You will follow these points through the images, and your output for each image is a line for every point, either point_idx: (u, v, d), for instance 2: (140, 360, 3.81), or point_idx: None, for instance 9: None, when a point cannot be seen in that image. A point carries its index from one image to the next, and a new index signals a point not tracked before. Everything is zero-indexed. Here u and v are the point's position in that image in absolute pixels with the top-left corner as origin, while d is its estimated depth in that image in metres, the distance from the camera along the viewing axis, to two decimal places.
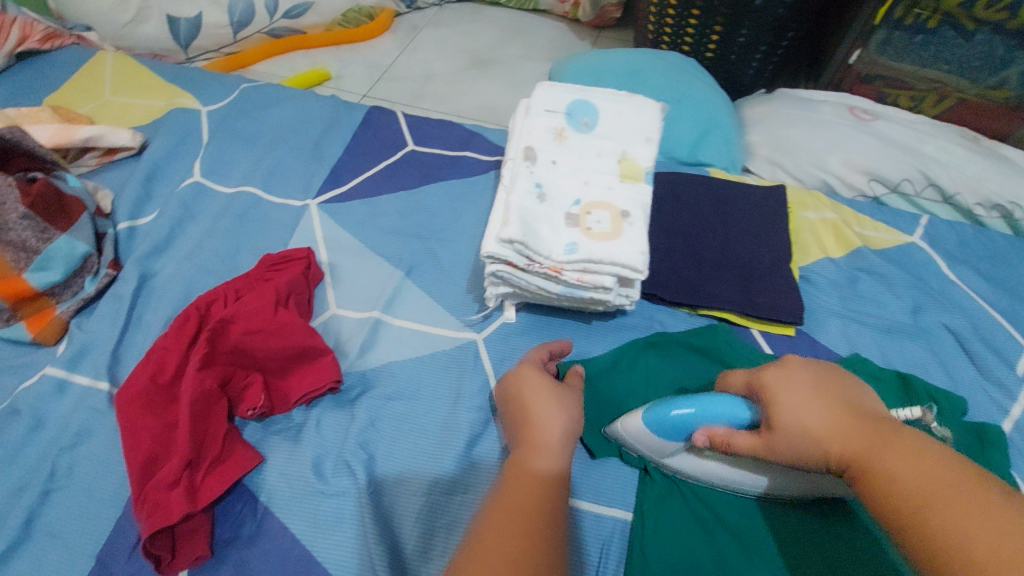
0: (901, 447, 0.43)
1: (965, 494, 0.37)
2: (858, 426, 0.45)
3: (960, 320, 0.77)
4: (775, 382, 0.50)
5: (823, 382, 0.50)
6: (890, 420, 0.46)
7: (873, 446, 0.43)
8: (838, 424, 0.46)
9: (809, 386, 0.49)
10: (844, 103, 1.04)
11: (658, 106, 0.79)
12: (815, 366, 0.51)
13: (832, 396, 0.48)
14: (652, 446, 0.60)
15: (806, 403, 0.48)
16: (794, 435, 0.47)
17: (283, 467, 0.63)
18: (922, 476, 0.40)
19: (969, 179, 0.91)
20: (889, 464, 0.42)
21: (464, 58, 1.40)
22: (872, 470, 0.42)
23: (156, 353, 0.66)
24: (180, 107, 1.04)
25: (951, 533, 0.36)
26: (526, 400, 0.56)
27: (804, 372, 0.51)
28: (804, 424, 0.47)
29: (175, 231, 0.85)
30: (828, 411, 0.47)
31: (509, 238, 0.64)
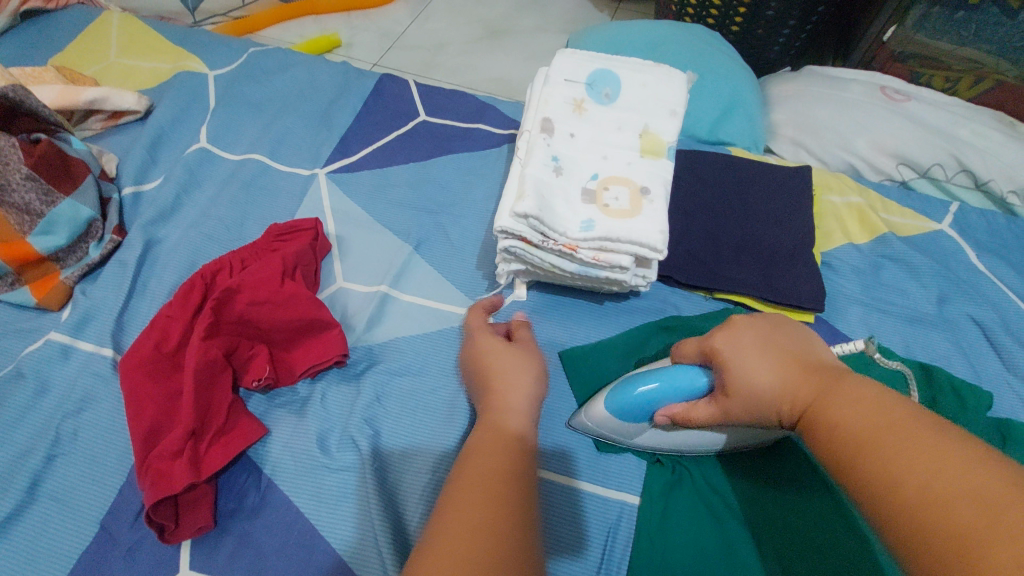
0: (850, 394, 0.40)
1: (904, 431, 0.36)
2: (810, 375, 0.44)
3: (987, 312, 0.74)
4: (723, 340, 0.49)
5: (775, 334, 0.48)
6: (833, 367, 0.45)
7: (820, 388, 0.42)
8: (786, 375, 0.45)
9: (759, 338, 0.48)
10: (876, 82, 0.99)
11: (684, 78, 0.75)
12: (755, 321, 0.50)
13: (777, 344, 0.47)
14: (616, 429, 0.59)
15: (749, 360, 0.47)
16: (748, 398, 0.46)
17: (287, 440, 0.62)
18: (864, 417, 0.38)
19: (1005, 165, 0.87)
20: (834, 412, 0.40)
21: (478, 28, 1.35)
22: (820, 415, 0.41)
23: (160, 321, 0.65)
24: (186, 71, 1.01)
25: (891, 476, 0.34)
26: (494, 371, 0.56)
27: (753, 327, 0.49)
28: (749, 386, 0.46)
29: (180, 198, 0.83)
30: (781, 362, 0.46)
31: (523, 212, 0.61)
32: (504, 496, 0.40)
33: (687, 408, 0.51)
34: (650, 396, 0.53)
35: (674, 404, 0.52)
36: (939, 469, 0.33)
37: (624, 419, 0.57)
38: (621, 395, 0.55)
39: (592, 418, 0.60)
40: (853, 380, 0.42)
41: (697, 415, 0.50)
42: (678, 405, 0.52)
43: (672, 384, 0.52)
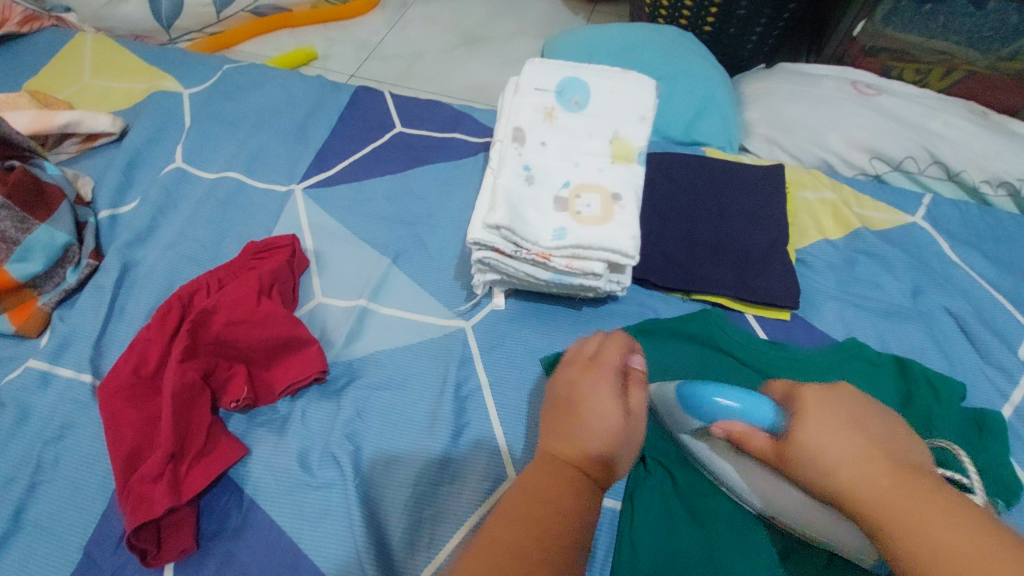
0: (949, 515, 0.37)
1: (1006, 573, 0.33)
2: (899, 478, 0.39)
3: (961, 303, 0.75)
4: (811, 401, 0.45)
5: (862, 414, 0.44)
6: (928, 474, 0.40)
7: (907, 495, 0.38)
8: (869, 466, 0.40)
9: (844, 415, 0.43)
10: (847, 77, 1.00)
11: (653, 83, 0.76)
12: (854, 396, 0.45)
13: (867, 429, 0.43)
14: (673, 414, 0.56)
15: (833, 436, 0.42)
16: (818, 470, 0.42)
17: (268, 459, 0.63)
18: (964, 549, 0.35)
19: (976, 156, 0.88)
20: (921, 532, 0.37)
21: (455, 36, 1.35)
22: (899, 524, 0.38)
23: (139, 345, 0.65)
24: (161, 91, 1.01)
25: None
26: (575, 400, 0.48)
27: (845, 400, 0.45)
28: (822, 460, 0.42)
29: (157, 220, 0.83)
30: (861, 448, 0.41)
31: (495, 223, 0.62)
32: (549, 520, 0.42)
33: (746, 427, 0.47)
34: (721, 408, 0.49)
35: (735, 421, 0.48)
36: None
37: (685, 411, 0.53)
38: (693, 391, 0.51)
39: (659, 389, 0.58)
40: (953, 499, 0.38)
41: (754, 442, 0.46)
42: (739, 424, 0.47)
43: (744, 402, 0.47)
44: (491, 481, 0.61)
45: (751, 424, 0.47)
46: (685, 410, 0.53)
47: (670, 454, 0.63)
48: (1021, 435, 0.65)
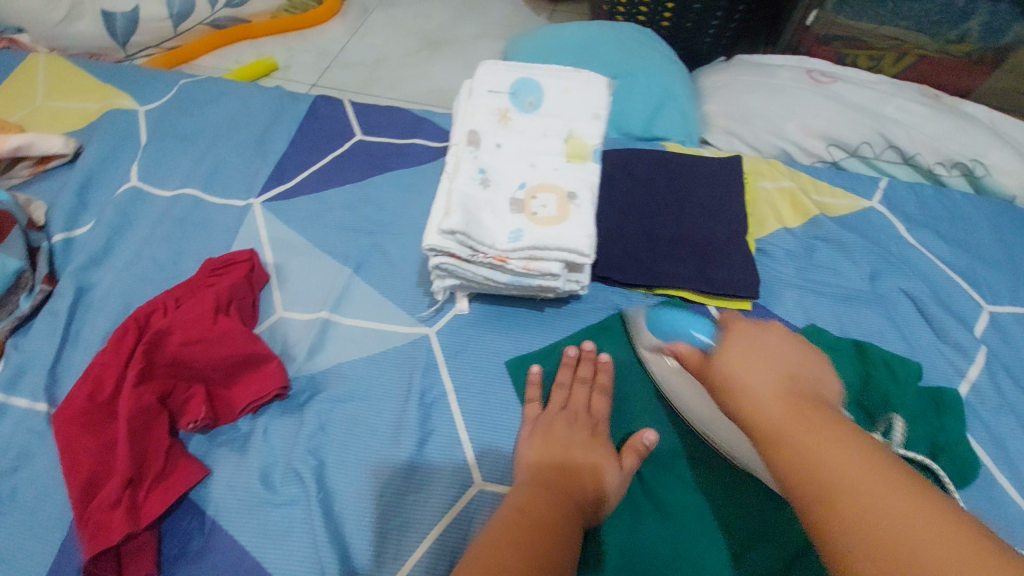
0: (837, 432, 0.39)
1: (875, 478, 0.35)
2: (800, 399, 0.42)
3: (918, 284, 0.76)
4: (740, 334, 0.49)
5: (784, 351, 0.47)
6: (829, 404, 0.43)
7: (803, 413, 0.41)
8: (778, 387, 0.43)
9: (766, 349, 0.47)
10: (803, 66, 1.01)
11: (605, 81, 0.76)
12: (784, 335, 0.49)
13: (784, 362, 0.46)
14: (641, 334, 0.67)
15: (751, 360, 0.46)
16: (730, 387, 0.46)
17: (230, 479, 0.62)
18: (841, 458, 0.37)
19: (928, 139, 0.90)
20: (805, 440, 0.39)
21: (417, 41, 1.35)
22: (789, 439, 0.40)
23: (94, 370, 0.64)
24: (115, 109, 0.99)
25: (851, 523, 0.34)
26: (561, 429, 0.61)
27: (774, 338, 0.48)
28: (734, 378, 0.45)
29: (113, 241, 0.81)
30: (773, 374, 0.44)
31: (450, 229, 0.61)
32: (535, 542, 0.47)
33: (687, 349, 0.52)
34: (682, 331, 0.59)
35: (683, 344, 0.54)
36: (917, 537, 0.32)
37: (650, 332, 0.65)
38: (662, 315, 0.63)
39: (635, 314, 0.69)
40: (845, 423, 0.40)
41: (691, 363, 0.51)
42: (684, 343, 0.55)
43: (691, 324, 0.59)
44: (457, 488, 0.61)
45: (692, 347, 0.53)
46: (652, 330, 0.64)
47: None
48: (977, 411, 0.66)
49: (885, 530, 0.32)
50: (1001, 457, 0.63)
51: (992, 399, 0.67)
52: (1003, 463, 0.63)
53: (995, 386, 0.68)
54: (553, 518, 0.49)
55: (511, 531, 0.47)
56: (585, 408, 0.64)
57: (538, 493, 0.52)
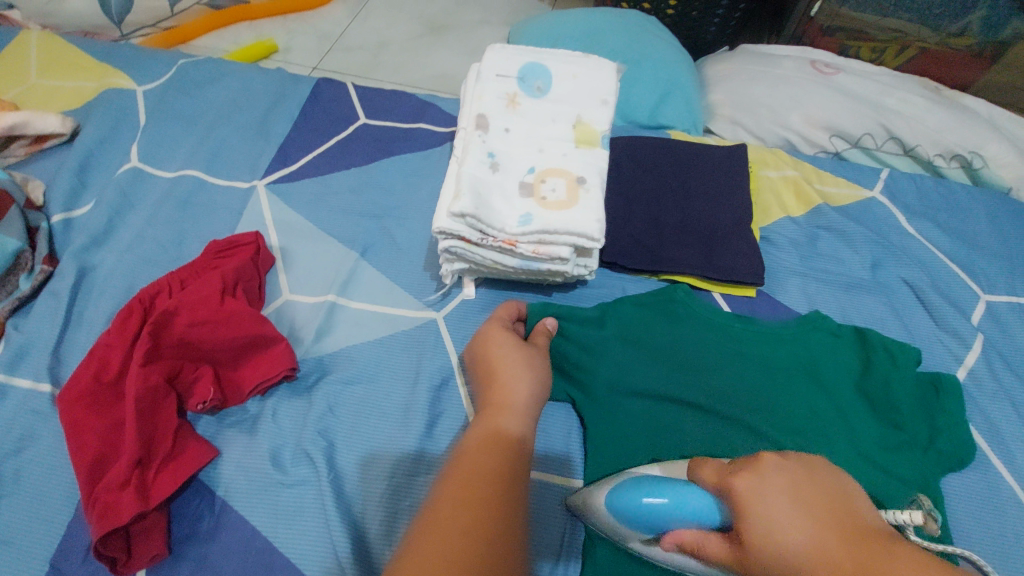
0: (885, 561, 0.34)
1: (890, 564, 0.33)
2: (861, 543, 0.35)
3: (918, 274, 0.78)
4: (744, 485, 0.40)
5: (809, 494, 0.38)
6: (885, 539, 0.36)
7: (861, 563, 0.34)
8: (818, 532, 0.36)
9: (805, 501, 0.38)
10: (806, 57, 1.02)
11: (614, 66, 0.76)
12: (791, 485, 0.39)
13: (818, 501, 0.38)
14: (613, 528, 0.53)
15: (782, 512, 0.37)
16: (773, 556, 0.37)
17: (239, 460, 0.62)
18: (825, 549, 0.35)
19: (929, 131, 0.91)
20: (761, 525, 0.38)
21: (419, 25, 1.34)
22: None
23: (99, 351, 0.64)
24: (114, 88, 0.97)
25: (776, 541, 0.37)
26: (496, 362, 0.57)
27: (783, 484, 0.39)
28: (780, 546, 0.36)
29: (114, 222, 0.80)
30: (815, 522, 0.37)
31: (460, 211, 0.62)
32: (487, 485, 0.43)
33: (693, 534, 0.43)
34: (652, 510, 0.46)
35: (680, 527, 0.44)
36: (811, 550, 0.35)
37: (620, 523, 0.51)
38: (625, 503, 0.49)
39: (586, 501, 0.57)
40: (891, 546, 0.35)
41: (709, 552, 0.41)
42: (686, 529, 0.43)
43: (687, 498, 0.44)
44: None
45: (703, 532, 0.42)
46: (617, 519, 0.52)
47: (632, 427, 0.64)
48: (973, 397, 0.68)
49: (825, 572, 0.35)
50: (997, 442, 0.66)
51: (988, 386, 0.69)
52: (997, 447, 0.65)
53: (992, 372, 0.70)
54: (518, 456, 0.47)
55: (468, 481, 0.43)
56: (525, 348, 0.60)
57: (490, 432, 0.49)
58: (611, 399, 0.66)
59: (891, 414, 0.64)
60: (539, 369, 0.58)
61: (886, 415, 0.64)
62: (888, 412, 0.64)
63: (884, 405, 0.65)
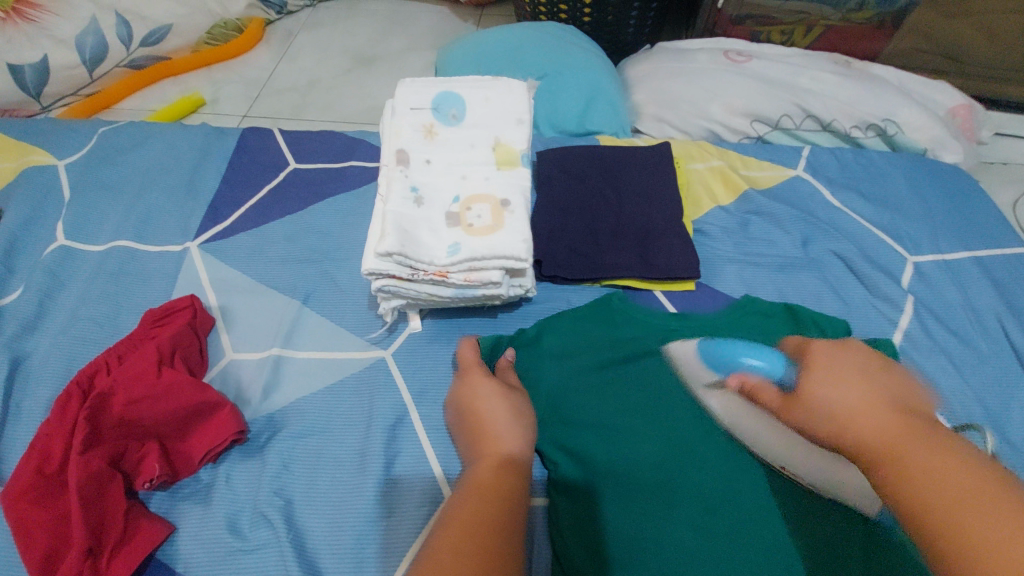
0: (945, 452, 0.35)
1: (942, 458, 0.34)
2: (896, 413, 0.37)
3: (846, 245, 0.80)
4: (819, 349, 0.43)
5: (870, 372, 0.40)
6: (932, 421, 0.38)
7: (914, 447, 0.35)
8: (869, 399, 0.38)
9: (852, 372, 0.40)
10: (719, 48, 1.05)
11: (525, 85, 0.77)
12: (865, 357, 0.42)
13: (881, 386, 0.39)
14: (692, 365, 0.56)
15: (837, 380, 0.40)
16: (821, 417, 0.39)
17: (197, 532, 0.61)
18: (861, 408, 0.38)
19: (842, 105, 0.95)
20: (819, 386, 0.40)
21: (346, 59, 1.34)
22: (854, 429, 0.38)
23: (39, 443, 0.61)
24: (33, 166, 0.95)
25: (821, 398, 0.39)
26: (478, 412, 0.59)
27: (848, 360, 0.41)
28: (828, 407, 0.39)
29: (46, 305, 0.78)
30: (863, 387, 0.39)
31: (387, 251, 0.62)
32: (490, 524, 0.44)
33: (758, 381, 0.45)
34: (742, 364, 0.47)
35: (751, 374, 0.46)
36: (843, 416, 0.38)
37: (704, 363, 0.54)
38: (719, 349, 0.53)
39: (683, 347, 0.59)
40: (928, 427, 0.37)
41: (765, 397, 0.44)
42: (753, 375, 0.46)
43: (765, 354, 0.47)
44: (429, 505, 0.61)
45: (769, 383, 0.44)
46: (705, 363, 0.54)
47: (584, 440, 0.62)
48: (911, 357, 0.71)
49: (867, 434, 0.37)
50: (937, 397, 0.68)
51: (923, 344, 0.72)
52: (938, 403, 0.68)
53: (924, 331, 0.73)
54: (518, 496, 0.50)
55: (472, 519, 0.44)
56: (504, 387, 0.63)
57: (494, 469, 0.52)
58: (559, 416, 0.65)
59: None
60: (522, 412, 0.60)
61: None
62: None
63: None
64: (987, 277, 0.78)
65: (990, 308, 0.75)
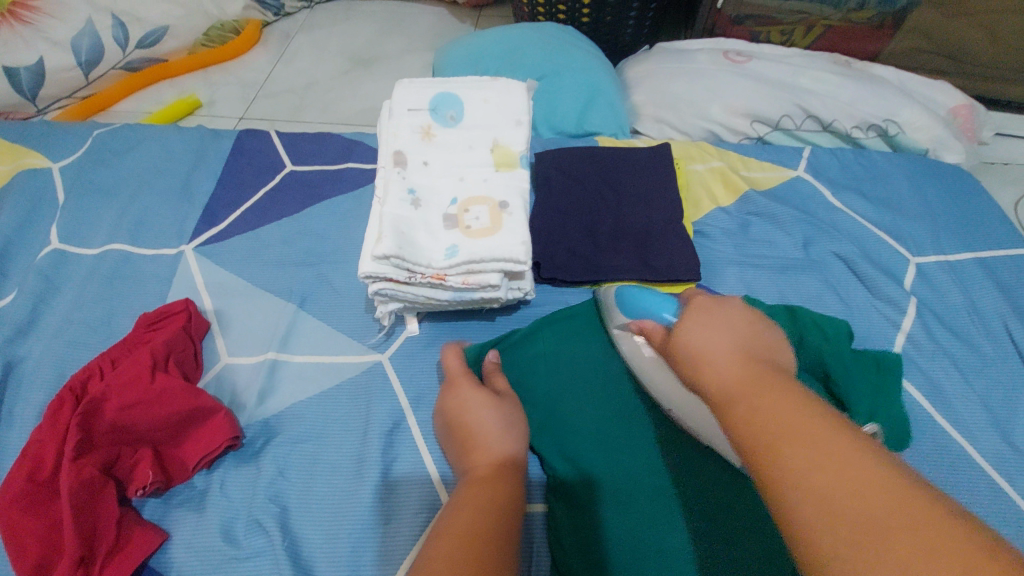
0: (773, 389, 0.39)
1: (768, 388, 0.39)
2: (746, 360, 0.42)
3: (848, 246, 0.80)
4: (703, 306, 0.50)
5: (741, 323, 0.47)
6: (780, 369, 0.43)
7: (743, 377, 0.41)
8: (727, 351, 0.43)
9: (722, 321, 0.47)
10: (718, 48, 1.04)
11: (524, 86, 0.77)
12: (743, 311, 0.49)
13: (741, 333, 0.45)
14: (609, 313, 0.65)
15: (707, 325, 0.46)
16: (686, 349, 0.46)
17: (191, 540, 0.60)
18: (717, 351, 0.44)
19: (843, 105, 0.94)
20: (693, 331, 0.47)
21: (344, 60, 1.33)
22: (708, 370, 0.43)
23: (31, 451, 0.60)
24: (27, 169, 0.94)
25: (689, 340, 0.46)
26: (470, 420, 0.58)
27: (725, 313, 0.48)
28: (693, 346, 0.45)
29: (39, 309, 0.77)
30: (727, 336, 0.45)
31: (384, 254, 0.61)
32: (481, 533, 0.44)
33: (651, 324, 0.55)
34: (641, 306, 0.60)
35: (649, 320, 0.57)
36: (706, 357, 0.44)
37: (620, 309, 0.63)
38: (632, 292, 0.62)
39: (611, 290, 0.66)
40: (780, 376, 0.40)
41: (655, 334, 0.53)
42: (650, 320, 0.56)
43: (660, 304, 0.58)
44: (426, 512, 0.60)
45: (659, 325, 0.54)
46: (621, 309, 0.63)
47: (583, 448, 0.61)
48: (914, 360, 0.70)
49: (721, 376, 0.42)
50: (940, 400, 0.67)
51: (927, 347, 0.71)
52: (942, 405, 0.67)
53: (928, 333, 0.72)
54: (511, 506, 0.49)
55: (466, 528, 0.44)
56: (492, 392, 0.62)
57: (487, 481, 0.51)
58: (557, 421, 0.63)
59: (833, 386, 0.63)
60: (513, 421, 0.60)
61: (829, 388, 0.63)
62: (830, 385, 0.63)
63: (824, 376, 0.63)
64: (990, 278, 0.77)
65: (994, 309, 0.74)
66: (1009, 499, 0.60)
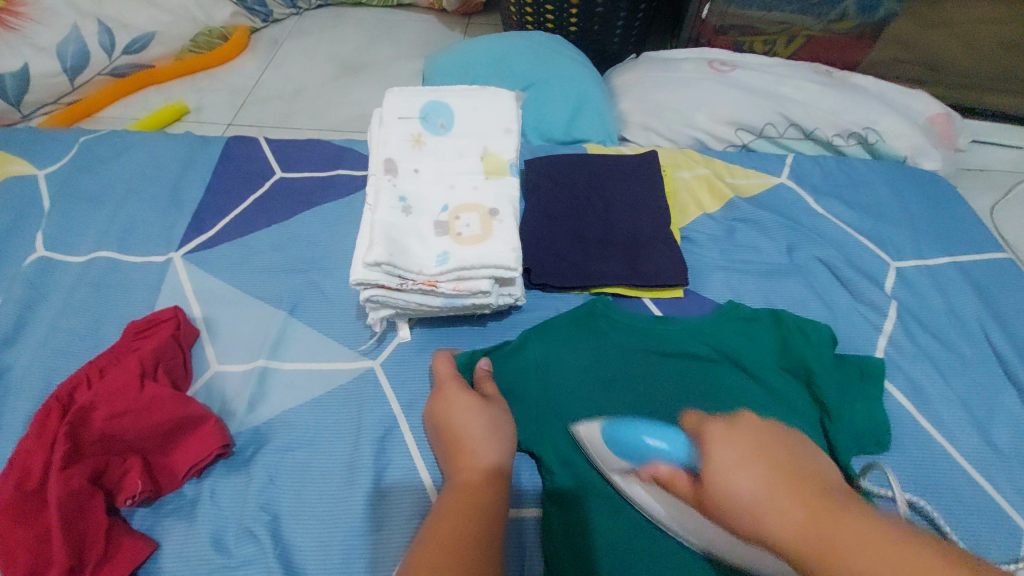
0: (847, 523, 0.38)
1: (842, 524, 0.38)
2: (798, 490, 0.41)
3: (831, 251, 0.82)
4: (714, 433, 0.48)
5: (765, 442, 0.46)
6: (826, 484, 0.43)
7: (819, 523, 0.39)
8: (773, 486, 0.42)
9: (748, 447, 0.45)
10: (703, 58, 1.07)
11: (513, 94, 0.78)
12: (754, 426, 0.49)
13: (771, 454, 0.45)
14: (597, 453, 0.58)
15: (735, 460, 0.44)
16: (731, 505, 0.42)
17: (181, 550, 0.59)
18: (770, 498, 0.41)
19: (824, 114, 0.97)
20: (725, 480, 0.43)
21: (333, 67, 1.34)
22: (770, 524, 0.40)
23: (17, 460, 0.59)
24: (11, 175, 0.93)
25: (726, 486, 0.43)
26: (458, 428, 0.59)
27: (742, 435, 0.47)
28: (741, 498, 0.42)
29: (24, 318, 0.76)
30: (766, 473, 0.43)
31: (375, 261, 0.61)
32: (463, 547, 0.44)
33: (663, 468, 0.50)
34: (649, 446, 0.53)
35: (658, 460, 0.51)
36: (757, 508, 0.41)
37: (614, 454, 0.56)
38: (621, 429, 0.56)
39: (586, 432, 0.59)
40: (835, 500, 0.41)
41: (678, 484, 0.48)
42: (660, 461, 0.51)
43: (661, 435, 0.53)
44: (418, 518, 0.61)
45: (673, 466, 0.50)
46: (612, 451, 0.56)
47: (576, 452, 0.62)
48: (895, 362, 0.72)
49: (788, 528, 0.39)
50: (921, 401, 0.69)
51: (908, 349, 0.73)
52: (922, 406, 0.69)
53: (908, 335, 0.74)
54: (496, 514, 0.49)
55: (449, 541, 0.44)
56: (481, 397, 0.63)
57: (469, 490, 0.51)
58: (549, 426, 0.64)
59: (815, 389, 0.65)
60: (500, 425, 0.60)
61: (812, 390, 0.65)
62: (812, 387, 0.65)
63: (807, 379, 0.66)
64: (967, 282, 0.79)
65: (972, 313, 0.76)
66: (986, 497, 0.62)
